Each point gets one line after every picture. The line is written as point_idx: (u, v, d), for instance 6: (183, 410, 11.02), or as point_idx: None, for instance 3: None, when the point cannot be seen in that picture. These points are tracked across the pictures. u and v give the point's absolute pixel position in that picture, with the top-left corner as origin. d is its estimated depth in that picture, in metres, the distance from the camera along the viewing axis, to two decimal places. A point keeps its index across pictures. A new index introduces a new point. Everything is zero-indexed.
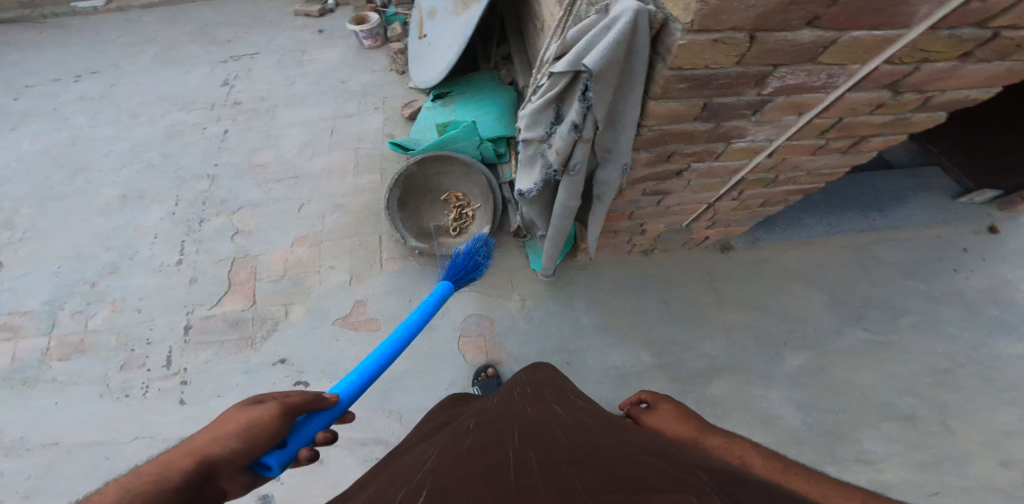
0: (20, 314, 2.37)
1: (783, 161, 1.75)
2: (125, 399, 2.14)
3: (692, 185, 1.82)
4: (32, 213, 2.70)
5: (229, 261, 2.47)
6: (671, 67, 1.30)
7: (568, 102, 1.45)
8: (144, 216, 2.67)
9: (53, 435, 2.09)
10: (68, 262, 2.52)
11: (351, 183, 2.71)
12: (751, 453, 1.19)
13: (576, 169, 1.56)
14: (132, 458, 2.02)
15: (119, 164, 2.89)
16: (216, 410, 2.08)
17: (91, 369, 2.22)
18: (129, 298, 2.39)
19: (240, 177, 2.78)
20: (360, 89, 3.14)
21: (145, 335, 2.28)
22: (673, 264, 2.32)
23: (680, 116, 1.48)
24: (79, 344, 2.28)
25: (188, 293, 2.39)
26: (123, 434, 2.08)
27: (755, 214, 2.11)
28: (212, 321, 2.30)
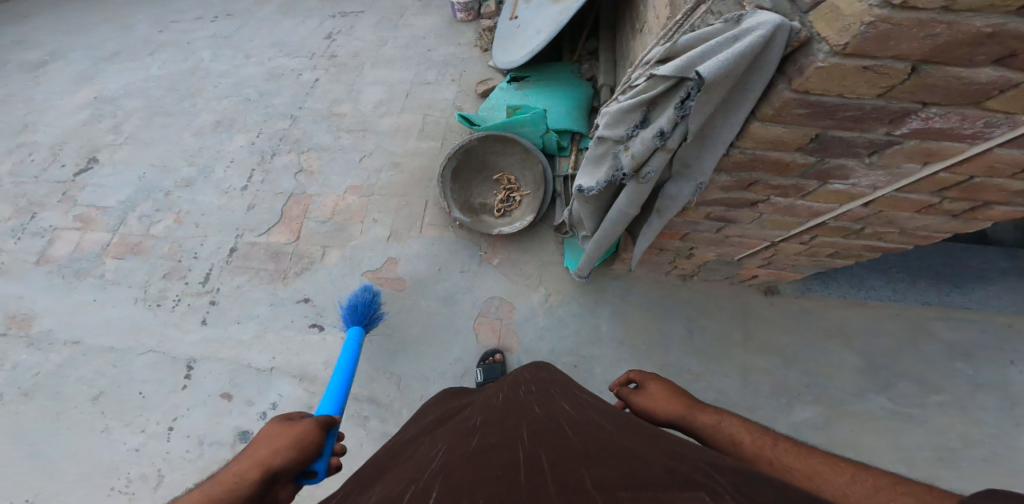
0: (97, 208, 2.82)
1: (878, 216, 1.52)
2: (156, 308, 2.49)
3: (764, 219, 1.68)
4: (139, 123, 3.16)
5: (287, 195, 2.78)
6: (796, 89, 1.15)
7: (662, 108, 1.32)
8: (228, 141, 3.03)
9: (87, 329, 2.46)
10: (151, 170, 2.95)
11: (412, 144, 2.87)
12: (741, 431, 1.30)
13: (647, 179, 1.46)
14: (143, 367, 2.34)
15: (222, 96, 3.25)
16: (229, 338, 2.38)
17: (137, 272, 2.60)
18: (192, 212, 2.78)
19: (318, 122, 3.04)
20: (443, 60, 3.24)
21: (194, 249, 2.65)
22: (710, 296, 2.30)
23: (783, 143, 1.32)
24: (135, 246, 2.68)
25: (244, 218, 2.73)
26: (137, 346, 2.40)
27: (821, 263, 1.94)
28: (256, 249, 2.62)
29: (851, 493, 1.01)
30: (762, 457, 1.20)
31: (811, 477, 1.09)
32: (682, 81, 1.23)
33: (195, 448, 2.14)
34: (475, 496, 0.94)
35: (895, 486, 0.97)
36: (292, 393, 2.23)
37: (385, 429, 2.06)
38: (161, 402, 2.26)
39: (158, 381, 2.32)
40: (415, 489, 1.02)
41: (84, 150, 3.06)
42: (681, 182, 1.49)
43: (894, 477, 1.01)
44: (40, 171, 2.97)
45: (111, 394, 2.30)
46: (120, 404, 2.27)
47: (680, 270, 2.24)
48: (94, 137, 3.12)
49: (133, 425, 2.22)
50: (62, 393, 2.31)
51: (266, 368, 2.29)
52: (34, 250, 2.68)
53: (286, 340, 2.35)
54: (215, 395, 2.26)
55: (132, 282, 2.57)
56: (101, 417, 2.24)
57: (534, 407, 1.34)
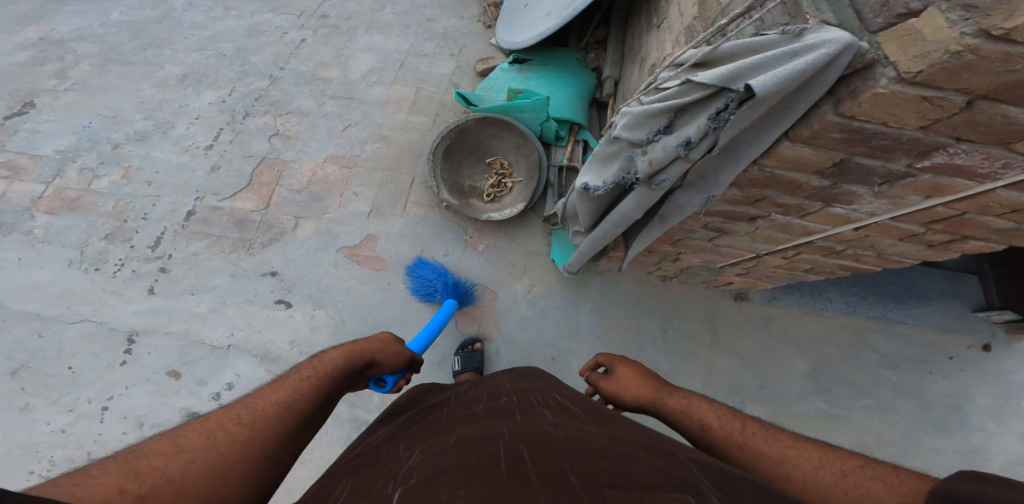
0: (29, 155, 2.56)
1: (863, 239, 1.59)
2: (94, 273, 2.28)
3: (758, 232, 1.73)
4: (89, 70, 2.87)
5: (258, 158, 2.61)
6: (840, 114, 1.14)
7: (691, 117, 1.33)
8: (195, 97, 2.80)
9: (10, 291, 2.23)
10: (99, 119, 2.70)
11: (403, 118, 2.75)
12: (709, 414, 1.23)
13: (660, 185, 1.49)
14: (77, 337, 2.15)
15: (193, 48, 2.99)
16: (182, 311, 2.23)
17: (73, 231, 2.37)
18: (144, 169, 2.56)
19: (300, 85, 2.86)
20: (442, 33, 3.09)
21: (143, 210, 2.44)
22: (685, 298, 2.35)
23: (804, 165, 1.33)
24: (72, 202, 2.44)
25: (206, 180, 2.54)
26: (67, 315, 2.19)
27: (795, 276, 2.01)
28: (218, 214, 2.45)
29: (824, 478, 1.03)
30: (732, 441, 1.16)
31: (782, 463, 1.08)
32: (722, 92, 1.23)
33: (133, 431, 1.99)
34: (460, 491, 0.87)
35: (863, 471, 1.01)
36: (253, 371, 2.12)
37: (354, 413, 2.10)
38: (94, 379, 2.08)
39: (92, 356, 2.13)
40: (395, 485, 0.94)
41: (19, 93, 2.76)
42: (692, 192, 1.51)
43: (859, 460, 1.05)
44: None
45: (35, 368, 2.09)
46: (43, 381, 2.07)
47: (661, 271, 2.28)
48: (35, 81, 2.81)
49: (59, 404, 2.03)
50: None
51: (223, 345, 2.17)
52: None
53: (248, 315, 2.23)
54: (161, 373, 2.10)
55: (67, 240, 2.35)
56: (20, 394, 2.04)
57: (513, 400, 1.27)
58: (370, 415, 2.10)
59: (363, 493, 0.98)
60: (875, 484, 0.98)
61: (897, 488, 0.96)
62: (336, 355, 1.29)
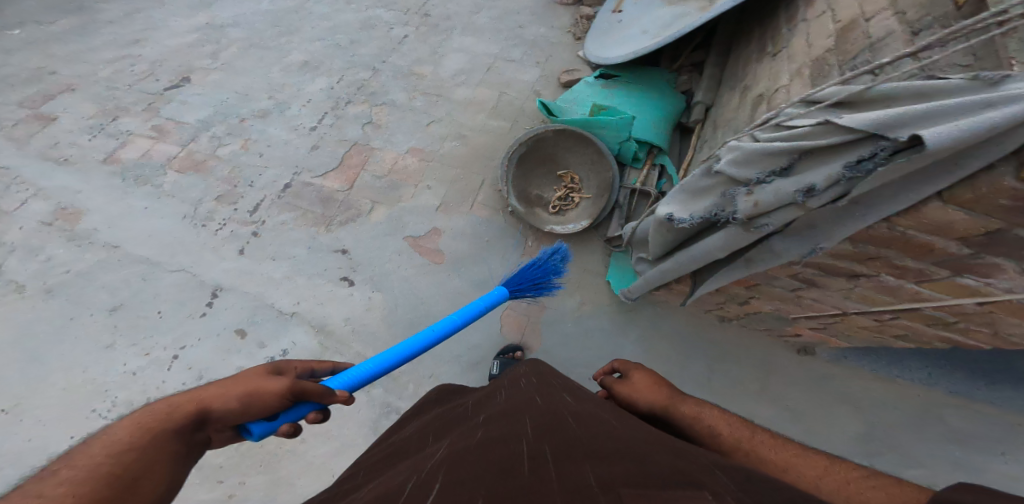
0: (176, 122, 2.97)
1: (983, 315, 1.49)
2: (202, 228, 2.57)
3: (855, 290, 1.66)
4: (236, 53, 3.30)
5: (351, 143, 2.85)
6: (1021, 178, 1.09)
7: (819, 162, 1.32)
8: (310, 82, 3.13)
9: (132, 236, 2.55)
10: (234, 96, 3.08)
11: (482, 120, 2.91)
12: (719, 422, 1.20)
13: (759, 229, 1.48)
14: (173, 281, 2.42)
15: (316, 38, 3.37)
16: (258, 275, 2.42)
17: (194, 189, 2.71)
18: (260, 142, 2.87)
19: (397, 79, 3.12)
20: (531, 40, 3.30)
21: (251, 179, 2.73)
22: (743, 343, 2.22)
23: (948, 229, 1.28)
24: (198, 164, 2.80)
25: (306, 156, 2.80)
26: (169, 263, 2.47)
27: (880, 340, 1.92)
28: (309, 190, 2.68)
29: (826, 485, 1.01)
30: (739, 448, 1.14)
31: (785, 470, 1.06)
32: (870, 139, 1.21)
33: (192, 383, 2.16)
34: (474, 482, 0.86)
35: (865, 480, 1.00)
36: (305, 337, 2.25)
37: (387, 399, 2.15)
38: (173, 327, 2.29)
39: (178, 303, 2.36)
40: (414, 473, 0.95)
41: (179, 69, 3.23)
42: (793, 241, 1.49)
43: (862, 471, 1.03)
44: (135, 80, 3.17)
45: (131, 308, 2.35)
46: (135, 319, 2.32)
47: (722, 311, 2.19)
48: (193, 60, 3.28)
49: (138, 345, 2.26)
50: (85, 296, 2.38)
51: (288, 311, 2.31)
52: (105, 149, 2.86)
53: (314, 287, 2.38)
54: (229, 330, 2.27)
55: (187, 198, 2.68)
56: (110, 331, 2.29)
57: (531, 386, 1.28)
58: (402, 403, 2.13)
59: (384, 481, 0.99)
60: (877, 494, 0.96)
61: (898, 497, 0.94)
62: (148, 419, 0.99)
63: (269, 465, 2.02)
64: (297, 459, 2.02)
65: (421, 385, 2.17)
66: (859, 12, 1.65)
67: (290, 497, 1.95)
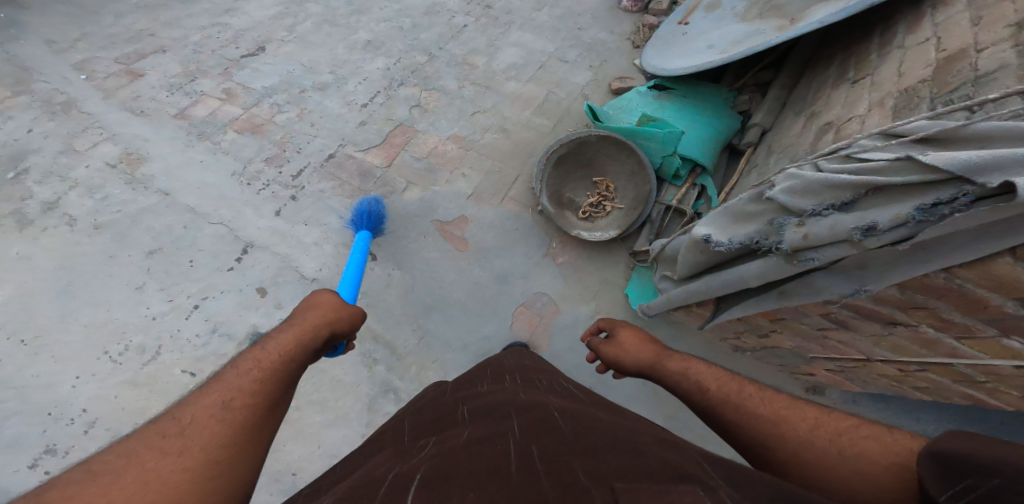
0: (244, 87, 3.11)
1: (1019, 378, 1.44)
2: (247, 187, 2.69)
3: (885, 338, 1.63)
4: (310, 28, 3.44)
5: (397, 123, 2.93)
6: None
7: (885, 202, 1.28)
8: (369, 62, 3.23)
9: (182, 187, 2.68)
10: (300, 68, 3.21)
11: (528, 117, 2.96)
12: (708, 377, 1.22)
13: (803, 263, 1.45)
14: (211, 234, 2.53)
15: (382, 19, 3.48)
16: (292, 237, 2.54)
17: (247, 149, 2.83)
18: (314, 113, 2.99)
19: (450, 67, 3.19)
20: (589, 43, 3.34)
21: (300, 145, 2.85)
22: (755, 373, 2.23)
23: (1009, 287, 1.24)
24: (256, 127, 2.93)
25: (353, 131, 2.90)
26: (211, 215, 2.59)
27: (897, 389, 1.89)
28: (351, 162, 2.78)
29: (818, 439, 1.00)
30: (728, 402, 1.14)
31: (777, 424, 1.05)
32: (951, 181, 1.17)
33: (205, 335, 2.26)
34: (466, 480, 0.84)
35: (858, 430, 0.99)
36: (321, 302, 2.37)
37: (388, 378, 2.16)
38: (202, 277, 2.40)
39: (212, 255, 2.47)
40: (402, 468, 0.92)
41: (257, 39, 3.38)
42: (838, 278, 1.46)
43: (855, 420, 1.02)
44: (217, 46, 3.33)
45: (168, 253, 2.46)
46: (169, 267, 2.42)
47: (739, 341, 2.20)
48: (270, 31, 3.43)
49: (165, 292, 2.35)
50: (128, 238, 2.49)
51: (309, 276, 2.43)
52: (178, 106, 3.02)
53: (338, 256, 2.50)
54: (252, 287, 2.39)
55: (241, 155, 2.81)
56: (143, 275, 2.39)
57: (516, 385, 1.28)
58: (401, 384, 2.16)
59: (371, 472, 0.97)
60: (869, 443, 0.95)
61: (891, 447, 0.93)
62: (284, 339, 1.15)
63: None
64: (287, 427, 2.02)
65: (425, 368, 2.20)
66: (971, 42, 1.59)
67: (273, 464, 1.95)
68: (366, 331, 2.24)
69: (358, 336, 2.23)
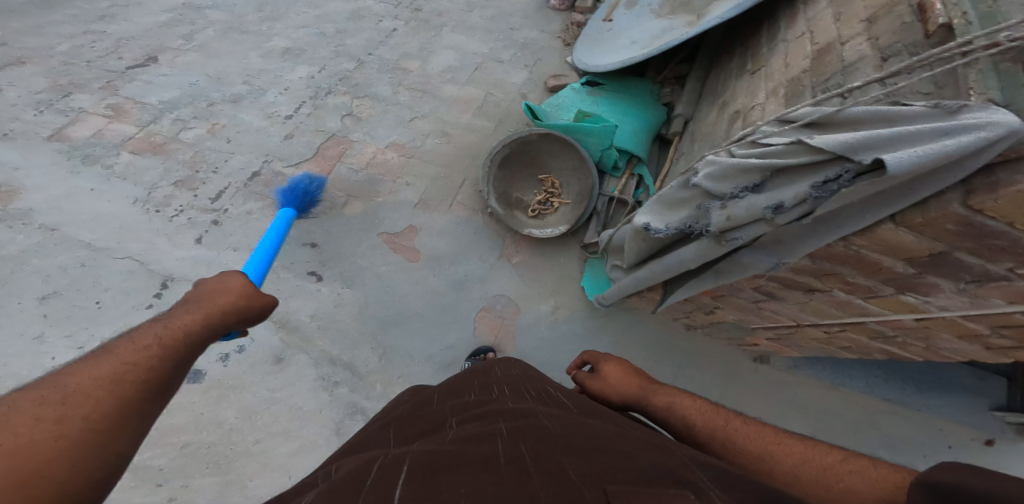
0: (135, 102, 2.83)
1: (920, 329, 1.64)
2: (155, 214, 2.47)
3: (809, 304, 1.81)
4: (213, 35, 3.17)
5: (328, 134, 2.81)
6: (967, 205, 1.18)
7: (791, 181, 1.40)
8: (290, 70, 3.06)
9: (72, 219, 2.39)
10: (205, 79, 2.97)
11: (469, 119, 2.95)
12: (693, 411, 1.26)
13: (731, 242, 1.57)
14: (121, 269, 2.28)
15: (300, 25, 3.29)
16: (217, 264, 2.36)
17: (150, 172, 2.60)
18: (228, 128, 2.79)
19: (383, 72, 3.10)
20: (522, 43, 3.36)
21: (216, 164, 2.66)
22: (708, 350, 2.43)
23: (898, 249, 1.39)
24: (157, 147, 2.68)
25: (278, 145, 2.75)
26: (116, 249, 2.33)
27: (828, 351, 2.10)
28: (280, 179, 2.64)
29: (805, 473, 1.02)
30: (715, 437, 1.17)
31: (763, 458, 1.07)
32: (836, 161, 1.29)
33: None
34: (457, 485, 0.87)
35: (842, 465, 1.00)
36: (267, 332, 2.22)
37: (352, 399, 2.15)
38: (116, 318, 2.16)
39: (122, 293, 2.22)
40: (390, 473, 0.94)
41: (147, 48, 3.07)
42: (761, 253, 1.59)
43: (839, 454, 1.04)
44: (95, 57, 2.99)
45: (65, 296, 2.18)
46: (72, 310, 2.15)
47: (689, 319, 2.37)
48: (163, 40, 3.13)
49: (71, 339, 2.09)
50: (17, 285, 2.18)
51: None
52: (52, 126, 2.68)
53: (279, 282, 2.33)
54: None
55: (141, 180, 2.56)
56: (40, 321, 2.11)
57: (504, 393, 1.27)
58: (368, 403, 2.15)
59: (354, 475, 0.99)
60: (855, 478, 0.96)
61: (877, 481, 0.93)
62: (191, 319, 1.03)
63: (219, 467, 1.95)
64: (251, 461, 1.98)
65: (390, 386, 2.20)
66: (836, 36, 1.81)
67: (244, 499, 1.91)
68: (320, 357, 2.21)
69: (314, 362, 2.20)
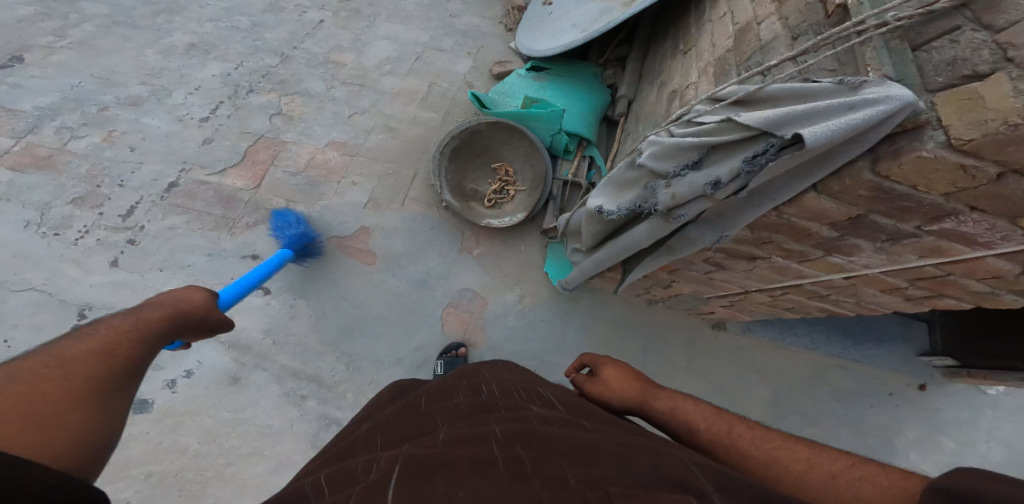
0: (6, 110, 2.48)
1: (849, 287, 1.81)
2: (54, 237, 2.22)
3: (753, 272, 1.94)
4: (94, 31, 2.81)
5: (256, 136, 2.63)
6: (876, 173, 1.31)
7: (725, 157, 1.49)
8: (199, 68, 2.79)
9: None
10: (91, 81, 2.64)
11: (412, 112, 2.85)
12: (695, 416, 1.28)
13: (678, 218, 1.66)
14: (20, 303, 2.08)
15: (207, 18, 2.98)
16: (144, 288, 2.20)
17: (39, 191, 2.30)
18: (129, 135, 2.52)
19: (312, 67, 2.91)
20: (462, 30, 3.24)
21: (121, 177, 2.40)
22: (669, 322, 2.58)
23: (822, 216, 1.52)
24: (42, 160, 2.37)
25: (198, 151, 2.53)
26: (12, 281, 2.12)
27: (774, 312, 2.26)
28: (204, 188, 2.45)
29: (814, 480, 1.04)
30: (720, 441, 1.20)
31: (770, 466, 1.10)
32: (762, 136, 1.39)
33: None
34: (457, 488, 0.88)
35: (852, 472, 1.02)
36: (215, 355, 2.17)
37: (326, 410, 2.17)
38: None
39: (34, 328, 2.04)
40: (386, 477, 0.95)
41: (9, 46, 2.68)
42: (706, 228, 1.69)
43: (847, 459, 1.06)
44: None
45: None
46: None
47: (650, 295, 2.48)
48: (31, 36, 2.73)
49: None
50: None
51: None
52: None
53: None
54: None
55: (29, 200, 2.28)
56: None
57: (494, 395, 1.28)
58: (342, 414, 2.17)
59: (349, 481, 0.99)
60: (865, 486, 0.98)
61: (886, 488, 0.96)
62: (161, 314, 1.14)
63: (194, 494, 1.98)
64: (226, 484, 2.02)
65: (361, 393, 2.23)
66: (753, 16, 1.89)
67: None
68: (281, 373, 2.20)
69: (275, 378, 2.19)
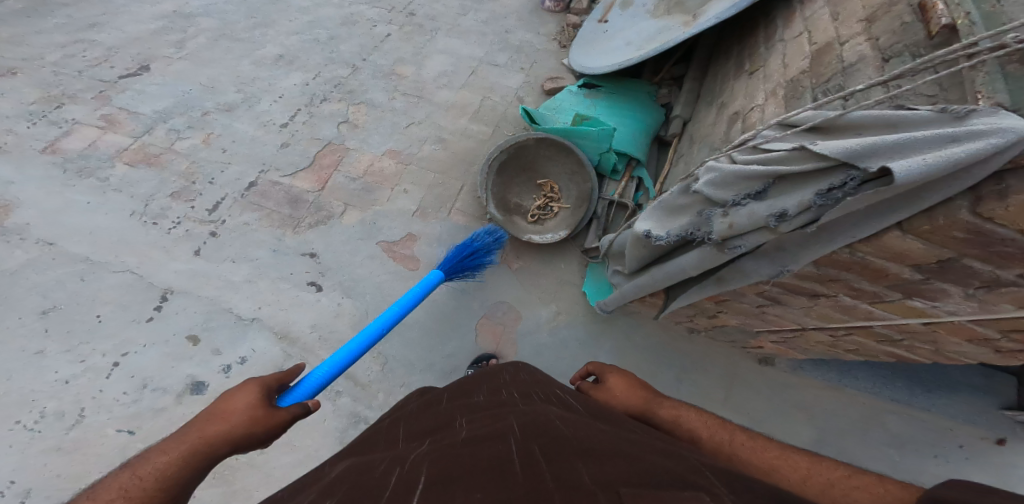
0: (128, 112, 2.85)
1: (928, 333, 1.59)
2: (151, 226, 2.51)
3: (814, 309, 1.76)
4: (204, 43, 3.17)
5: (324, 142, 2.82)
6: (976, 212, 1.15)
7: (793, 189, 1.36)
8: (283, 77, 3.06)
9: (57, 235, 2.43)
10: (198, 88, 2.97)
11: (463, 124, 2.94)
12: (699, 426, 1.28)
13: (733, 250, 1.54)
14: (110, 285, 2.34)
15: (292, 32, 3.27)
16: (217, 277, 2.42)
17: (145, 184, 2.62)
18: (222, 138, 2.80)
19: (376, 78, 3.10)
20: (517, 45, 3.33)
21: (211, 175, 2.68)
22: (710, 352, 2.43)
23: (904, 256, 1.34)
24: (151, 158, 2.70)
25: (275, 154, 2.77)
26: (114, 263, 2.39)
27: (833, 353, 2.06)
28: (276, 189, 2.66)
29: (813, 487, 1.05)
30: (721, 451, 1.21)
31: (770, 474, 1.11)
32: (840, 167, 1.26)
33: (134, 392, 2.12)
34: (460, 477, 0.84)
35: (849, 481, 1.03)
36: (267, 346, 2.28)
37: (355, 408, 2.25)
38: (115, 332, 2.23)
39: (120, 307, 2.29)
40: (398, 472, 0.92)
41: (138, 56, 3.08)
42: (763, 261, 1.55)
43: (845, 469, 1.07)
44: (87, 66, 3.01)
45: (66, 311, 2.25)
46: (75, 324, 2.23)
47: (693, 322, 2.35)
48: (155, 47, 3.13)
49: (73, 354, 2.17)
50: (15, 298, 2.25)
51: (248, 317, 2.33)
52: (45, 138, 2.71)
53: (278, 292, 2.40)
54: (180, 336, 2.26)
55: (136, 192, 2.59)
56: (42, 336, 2.19)
57: (513, 396, 1.24)
58: (370, 413, 2.24)
59: (362, 471, 0.98)
60: (861, 494, 0.99)
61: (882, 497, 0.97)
62: (171, 456, 1.10)
63: (223, 477, 2.05)
64: (255, 471, 2.08)
65: (393, 395, 2.29)
66: (835, 36, 1.75)
67: None
68: None
69: None
